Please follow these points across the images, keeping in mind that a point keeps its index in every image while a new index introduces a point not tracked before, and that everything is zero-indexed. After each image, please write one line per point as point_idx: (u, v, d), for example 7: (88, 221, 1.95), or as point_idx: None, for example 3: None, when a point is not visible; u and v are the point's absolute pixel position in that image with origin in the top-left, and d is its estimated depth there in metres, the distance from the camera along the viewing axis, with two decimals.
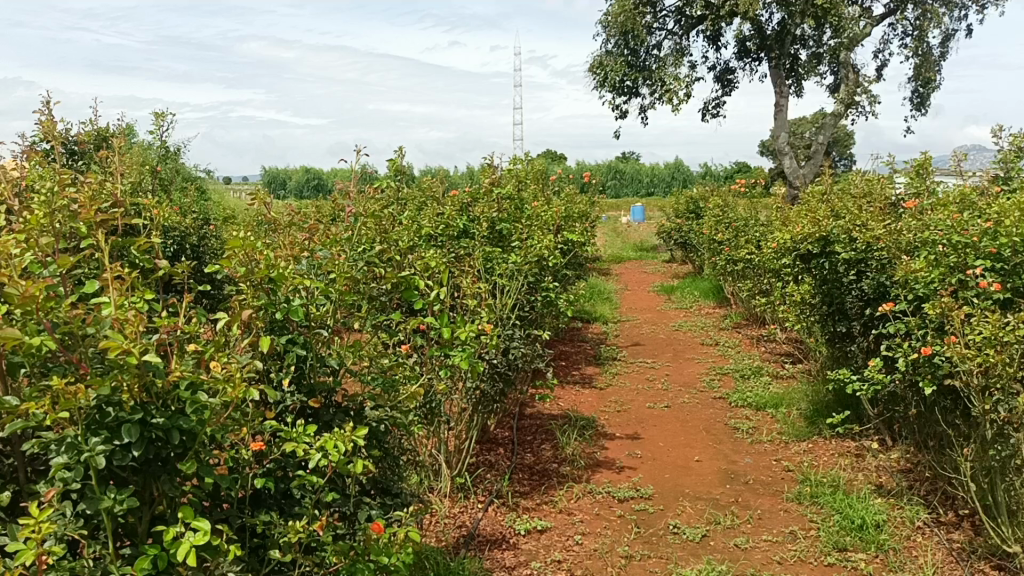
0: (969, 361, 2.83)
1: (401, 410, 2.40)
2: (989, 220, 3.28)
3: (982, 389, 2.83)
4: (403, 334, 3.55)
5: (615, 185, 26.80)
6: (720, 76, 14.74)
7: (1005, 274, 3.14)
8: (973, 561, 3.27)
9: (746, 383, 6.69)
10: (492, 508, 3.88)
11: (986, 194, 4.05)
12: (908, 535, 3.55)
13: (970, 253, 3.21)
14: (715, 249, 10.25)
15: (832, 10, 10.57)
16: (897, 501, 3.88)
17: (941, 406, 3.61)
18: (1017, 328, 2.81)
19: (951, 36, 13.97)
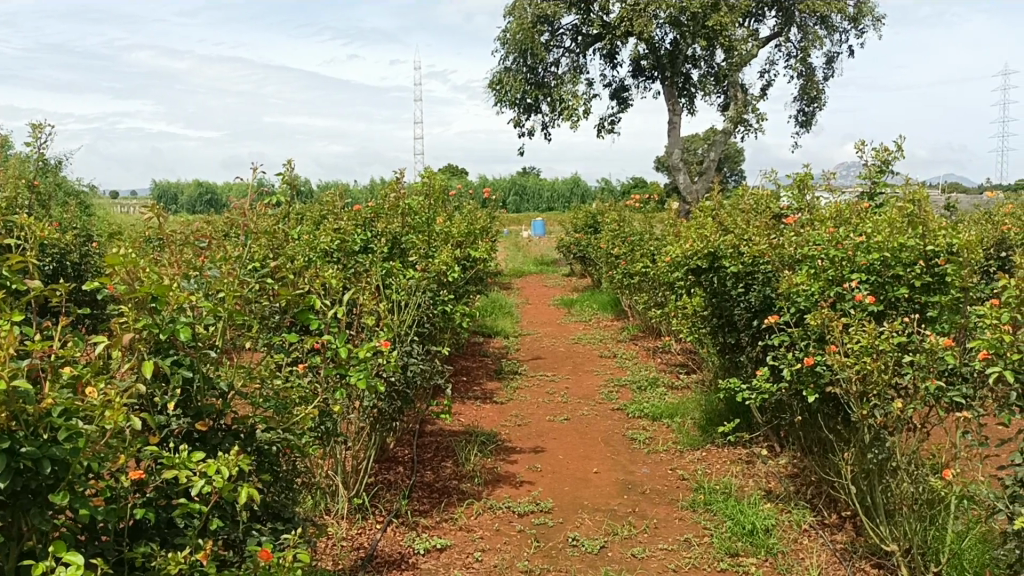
0: (848, 369, 2.95)
1: (294, 432, 2.33)
2: (864, 235, 3.45)
3: (859, 396, 2.96)
4: (297, 352, 3.47)
5: (516, 201, 27.03)
6: (616, 93, 15.14)
7: (879, 286, 3.31)
8: (855, 561, 3.43)
9: (643, 393, 6.85)
10: (390, 528, 3.83)
11: (859, 208, 4.28)
12: (795, 539, 3.69)
13: (847, 268, 3.38)
14: (612, 262, 10.47)
15: (722, 31, 10.97)
16: (785, 505, 4.03)
17: (823, 413, 3.76)
18: (892, 336, 2.95)
19: (832, 59, 14.75)
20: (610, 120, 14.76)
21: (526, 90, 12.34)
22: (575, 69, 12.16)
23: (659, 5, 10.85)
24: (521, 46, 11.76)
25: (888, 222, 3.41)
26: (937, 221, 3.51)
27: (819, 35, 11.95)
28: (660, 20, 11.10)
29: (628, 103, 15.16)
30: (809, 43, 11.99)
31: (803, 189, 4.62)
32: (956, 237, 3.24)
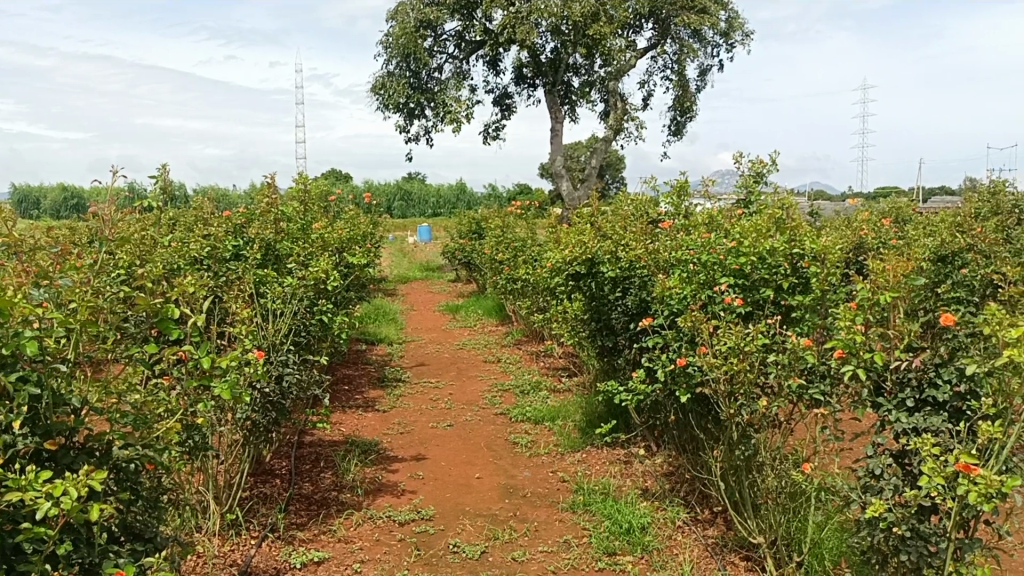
0: (717, 369, 3.05)
1: (157, 447, 2.19)
2: (732, 241, 3.60)
3: (727, 395, 3.07)
4: (163, 364, 3.30)
5: (401, 206, 26.82)
6: (499, 100, 15.31)
7: (747, 288, 3.47)
8: (725, 555, 3.55)
9: (526, 398, 6.91)
10: (266, 543, 3.71)
11: (731, 215, 4.41)
12: (669, 535, 3.78)
13: (717, 271, 3.52)
14: (496, 268, 10.54)
15: (601, 41, 11.23)
16: (660, 503, 4.13)
17: (696, 412, 3.88)
18: (757, 337, 3.05)
19: (706, 71, 15.35)
20: (495, 126, 14.87)
21: (409, 94, 12.27)
22: (459, 75, 12.19)
23: (540, 14, 11.00)
24: (404, 50, 11.69)
25: (754, 227, 3.52)
26: (797, 225, 3.62)
27: (694, 47, 12.39)
28: (542, 28, 11.27)
29: (511, 110, 15.32)
30: (685, 55, 12.42)
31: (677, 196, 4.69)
32: (816, 241, 3.35)
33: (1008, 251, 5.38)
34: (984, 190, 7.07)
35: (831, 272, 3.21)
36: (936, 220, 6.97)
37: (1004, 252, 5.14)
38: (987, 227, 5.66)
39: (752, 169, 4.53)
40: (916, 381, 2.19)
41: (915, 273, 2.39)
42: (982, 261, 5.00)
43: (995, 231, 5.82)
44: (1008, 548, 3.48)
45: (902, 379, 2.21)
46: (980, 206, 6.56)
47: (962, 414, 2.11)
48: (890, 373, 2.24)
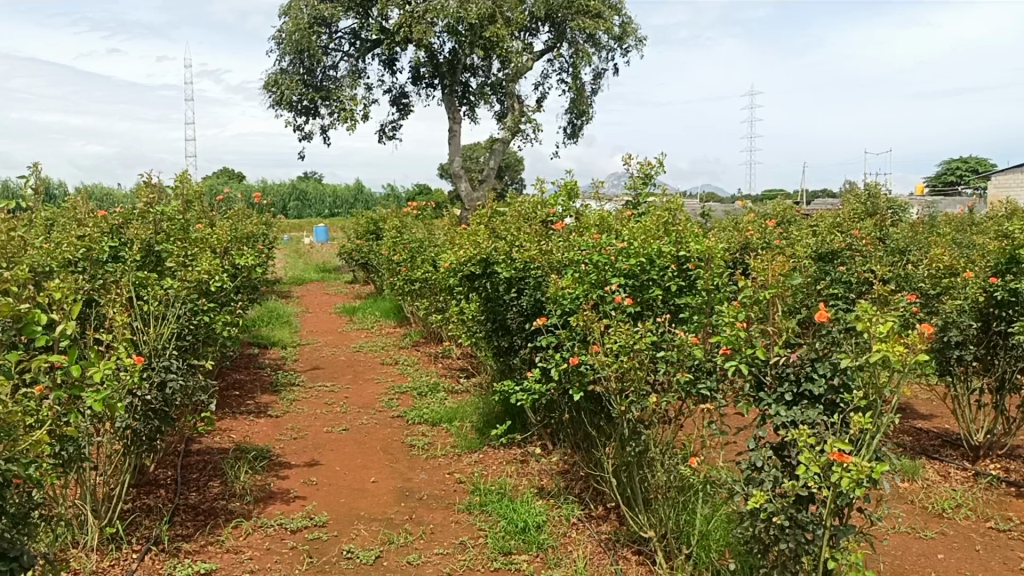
0: (608, 367, 3.08)
1: (22, 462, 2.03)
2: (622, 242, 3.62)
3: (618, 392, 3.10)
4: (31, 372, 3.09)
5: (296, 207, 26.25)
6: (396, 100, 15.17)
7: (636, 289, 3.47)
8: (618, 550, 3.60)
9: (423, 399, 6.86)
10: (148, 556, 3.54)
11: (620, 215, 4.42)
12: (564, 533, 3.81)
13: (608, 272, 3.51)
14: (393, 270, 10.43)
15: (498, 42, 11.26)
16: (555, 501, 4.16)
17: (589, 410, 3.92)
18: (646, 336, 3.09)
19: (602, 75, 15.62)
20: (392, 126, 14.73)
21: (303, 92, 12.02)
22: (354, 74, 12.02)
23: (437, 14, 10.96)
24: (297, 46, 11.46)
25: (644, 229, 3.60)
26: (687, 227, 3.74)
27: (589, 51, 12.57)
28: (438, 28, 11.23)
29: (408, 110, 15.20)
30: (580, 59, 12.59)
31: (566, 199, 4.80)
32: (702, 243, 3.46)
33: (882, 251, 5.66)
34: (860, 193, 7.43)
35: (716, 271, 3.29)
36: (817, 222, 7.28)
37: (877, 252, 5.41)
38: (863, 228, 5.94)
39: (640, 170, 4.61)
40: (795, 376, 2.26)
41: (793, 271, 2.47)
42: (858, 261, 5.25)
43: (870, 231, 6.12)
44: (881, 533, 3.66)
45: (781, 374, 2.28)
46: (856, 208, 6.89)
47: (836, 406, 2.21)
48: (771, 368, 2.31)
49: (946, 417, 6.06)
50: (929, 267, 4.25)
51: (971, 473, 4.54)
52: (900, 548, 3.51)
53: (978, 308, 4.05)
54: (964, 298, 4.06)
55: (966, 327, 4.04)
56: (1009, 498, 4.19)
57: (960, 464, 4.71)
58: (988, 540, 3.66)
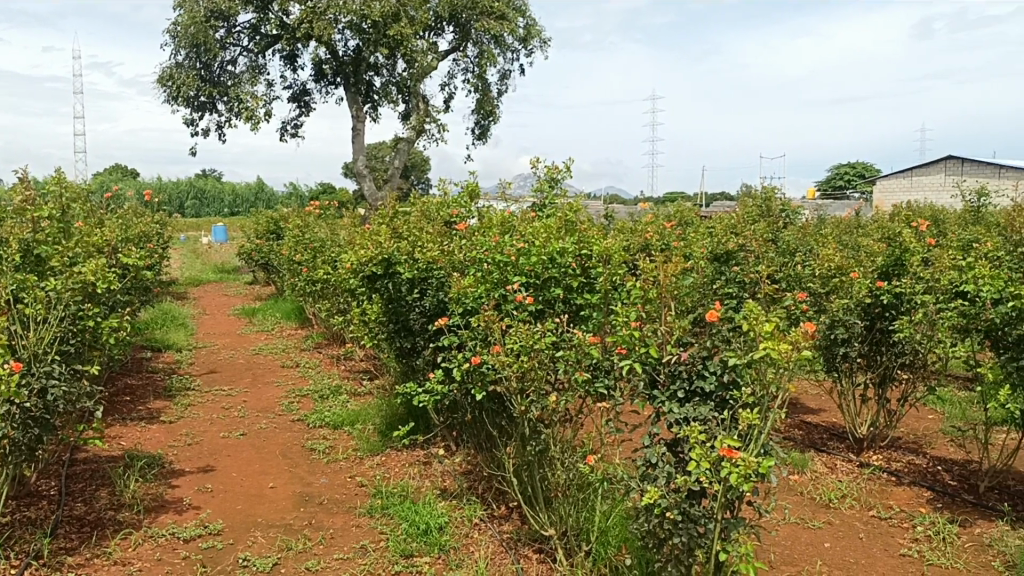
0: (509, 368, 3.05)
1: None
2: (523, 242, 3.61)
3: (518, 392, 3.09)
4: None
5: (194, 205, 25.42)
6: (297, 97, 14.88)
7: (538, 287, 3.49)
8: (519, 549, 3.61)
9: (325, 402, 6.73)
10: (28, 572, 3.35)
11: (523, 217, 4.37)
12: (466, 533, 3.79)
13: (508, 271, 3.53)
14: (294, 270, 10.21)
15: (403, 41, 11.17)
16: (457, 502, 4.14)
17: (491, 409, 3.92)
18: (547, 336, 3.09)
19: (507, 76, 15.69)
20: (293, 123, 14.44)
21: (200, 87, 11.64)
22: (254, 69, 11.73)
23: (339, 10, 10.81)
24: (193, 40, 11.09)
25: (545, 229, 3.61)
26: (587, 230, 3.73)
27: (493, 52, 12.60)
28: (340, 25, 11.08)
29: (310, 107, 14.94)
30: (485, 60, 12.60)
31: (468, 197, 4.80)
32: (601, 244, 3.50)
33: (774, 252, 5.86)
34: (755, 196, 7.67)
35: (617, 271, 3.28)
36: (714, 224, 7.48)
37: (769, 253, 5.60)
38: (756, 230, 6.14)
39: (547, 173, 4.65)
40: (686, 374, 2.31)
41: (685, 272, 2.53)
42: (751, 261, 5.42)
43: (764, 233, 6.32)
44: (772, 524, 3.78)
45: (674, 372, 2.33)
46: (751, 212, 7.11)
47: (726, 403, 2.27)
48: (664, 367, 2.35)
49: (834, 412, 6.32)
50: (818, 268, 4.40)
51: (855, 465, 4.75)
52: (790, 538, 3.64)
53: (863, 307, 4.23)
54: (849, 297, 4.24)
55: (852, 325, 4.21)
56: (890, 487, 4.40)
57: (846, 455, 4.92)
58: (870, 528, 3.83)
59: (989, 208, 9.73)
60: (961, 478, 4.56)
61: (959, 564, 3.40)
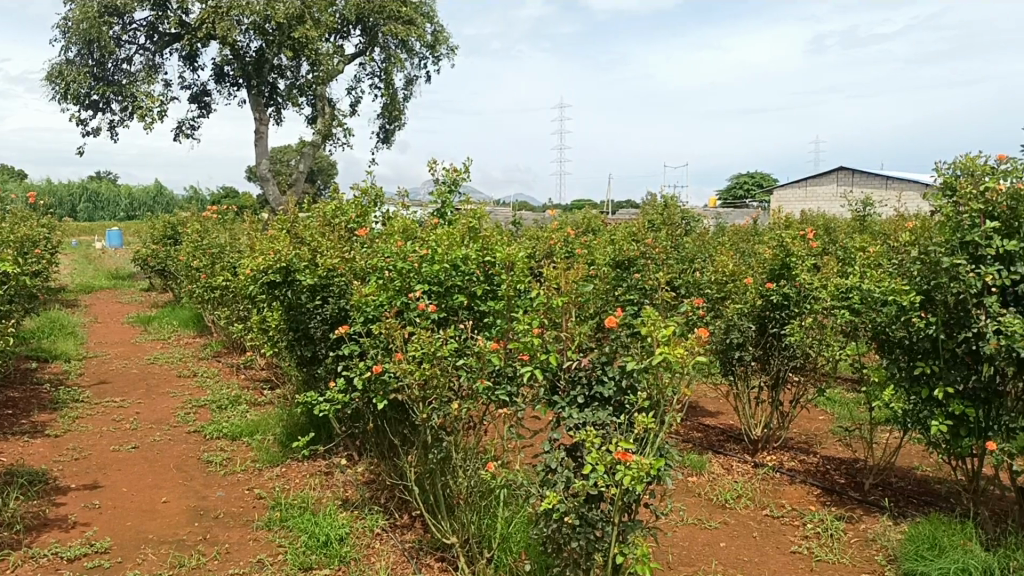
0: (411, 375, 2.88)
1: None
2: (426, 249, 3.47)
3: (420, 400, 2.95)
4: None
5: (87, 208, 24.35)
6: (197, 97, 14.45)
7: (440, 295, 3.33)
8: (421, 558, 3.58)
9: (222, 413, 6.53)
10: None
11: (427, 225, 4.29)
12: (367, 544, 3.73)
13: (412, 278, 3.36)
14: (192, 276, 9.88)
15: (308, 44, 10.96)
16: (359, 512, 4.07)
17: (392, 419, 3.89)
18: (449, 344, 2.94)
19: (414, 81, 15.62)
20: (191, 124, 14.02)
21: (93, 85, 11.15)
22: (151, 69, 11.34)
23: (241, 11, 10.55)
24: (86, 37, 10.61)
25: (448, 235, 3.44)
26: (492, 236, 3.56)
27: (400, 57, 12.50)
28: (243, 26, 10.81)
29: (210, 109, 14.53)
30: (392, 65, 12.50)
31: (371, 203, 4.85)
32: (505, 250, 3.32)
33: (674, 260, 5.98)
34: (657, 204, 7.82)
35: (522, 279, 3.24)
36: (617, 231, 7.59)
37: (669, 260, 5.71)
38: (656, 237, 6.24)
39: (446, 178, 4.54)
40: (586, 379, 2.33)
41: (585, 281, 2.59)
42: (652, 268, 5.51)
43: (664, 240, 6.45)
44: (671, 526, 3.85)
45: (573, 377, 2.35)
46: (653, 220, 7.24)
47: (623, 407, 2.28)
48: (563, 372, 2.38)
49: (731, 414, 6.50)
50: (714, 274, 4.55)
51: (750, 466, 4.89)
52: (687, 539, 3.72)
53: (756, 312, 4.39)
54: (743, 303, 4.36)
55: (745, 329, 4.37)
56: (782, 486, 4.55)
57: (740, 457, 5.07)
58: (763, 527, 3.95)
59: (874, 218, 10.20)
60: (848, 475, 4.76)
61: (845, 559, 3.53)
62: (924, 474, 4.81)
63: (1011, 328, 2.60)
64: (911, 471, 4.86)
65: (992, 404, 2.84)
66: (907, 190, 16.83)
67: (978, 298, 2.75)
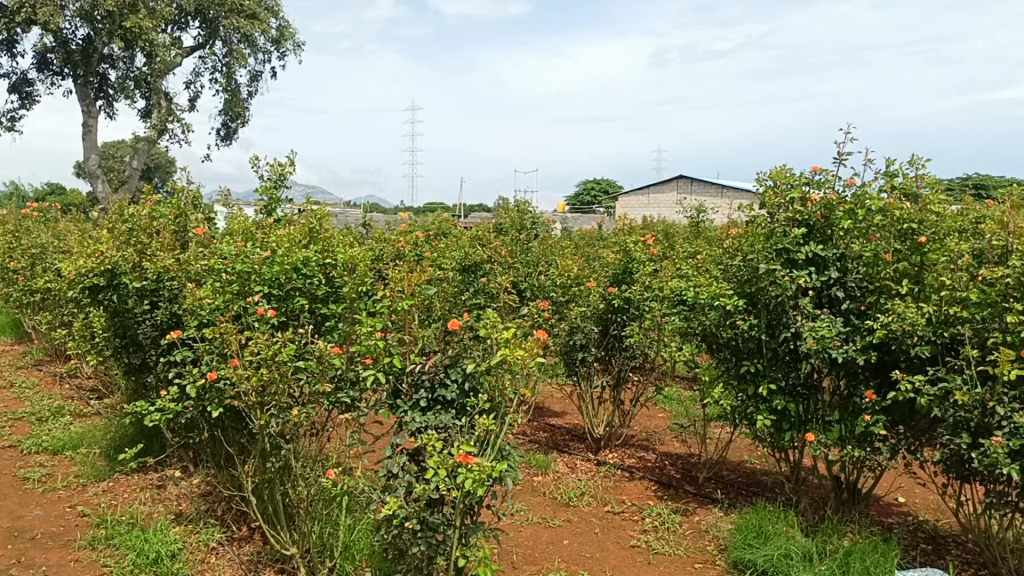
0: (247, 381, 2.60)
1: None
2: (267, 250, 3.16)
3: (256, 406, 2.66)
4: None
5: None
6: (16, 86, 13.37)
7: (280, 299, 3.05)
8: (260, 571, 3.43)
9: (43, 426, 6.05)
10: None
11: (265, 225, 4.06)
12: (202, 559, 3.53)
13: (252, 281, 3.01)
14: (10, 279, 9.11)
15: (141, 34, 10.32)
16: (192, 526, 3.83)
17: (226, 427, 3.69)
18: (288, 348, 2.66)
19: (258, 77, 15.09)
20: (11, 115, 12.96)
21: None
22: None
23: None
24: None
25: (288, 239, 3.22)
26: (334, 238, 3.41)
27: (243, 52, 12.02)
28: (68, 12, 10.06)
29: (32, 99, 13.48)
30: (234, 60, 12.00)
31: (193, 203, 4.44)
32: (348, 252, 3.17)
33: (521, 263, 6.01)
34: (506, 207, 7.85)
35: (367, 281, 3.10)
36: (467, 233, 7.58)
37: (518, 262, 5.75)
38: (504, 240, 6.25)
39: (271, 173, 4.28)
40: (429, 383, 2.22)
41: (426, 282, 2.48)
42: (498, 272, 5.52)
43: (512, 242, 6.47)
44: (515, 527, 3.88)
45: (417, 381, 2.21)
46: (501, 224, 7.27)
47: (465, 410, 2.22)
48: (407, 376, 2.22)
49: (576, 414, 6.64)
50: (559, 277, 4.60)
51: (594, 463, 5.01)
52: (531, 539, 3.75)
53: (599, 314, 4.47)
54: (586, 305, 4.45)
55: (588, 331, 4.45)
56: (624, 483, 4.68)
57: (584, 455, 5.18)
58: (605, 523, 4.05)
59: (709, 223, 10.70)
60: (684, 470, 4.96)
61: (680, 550, 3.66)
62: (752, 466, 5.08)
63: (823, 330, 2.75)
64: (741, 464, 5.12)
65: (810, 399, 3.03)
66: (742, 199, 17.85)
67: (794, 300, 2.90)
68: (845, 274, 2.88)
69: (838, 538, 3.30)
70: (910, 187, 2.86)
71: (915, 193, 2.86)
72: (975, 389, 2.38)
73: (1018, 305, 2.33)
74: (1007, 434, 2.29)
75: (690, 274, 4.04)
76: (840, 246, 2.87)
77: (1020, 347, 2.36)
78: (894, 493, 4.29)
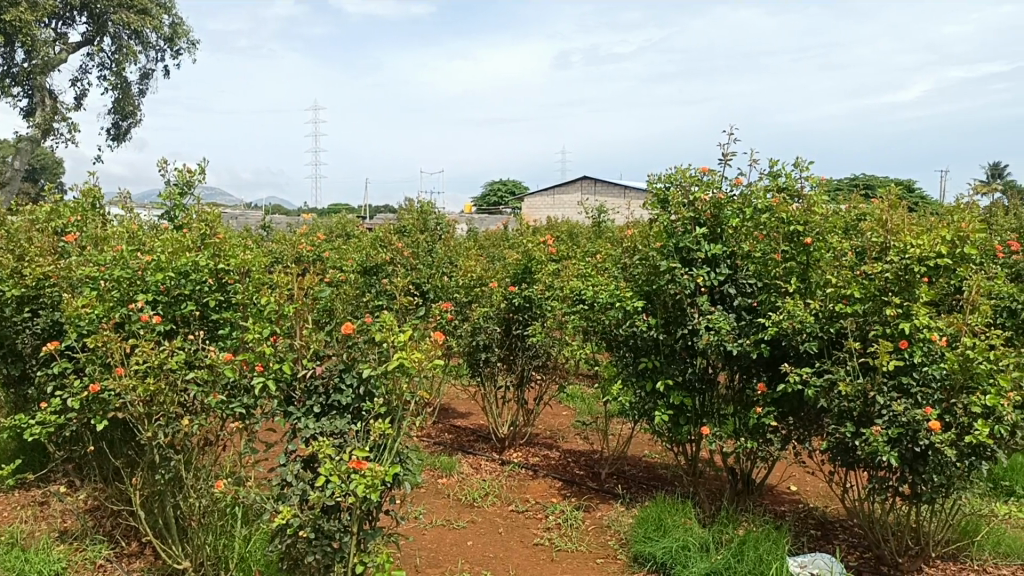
0: (132, 393, 2.43)
1: None
2: (152, 254, 2.93)
3: (144, 416, 2.50)
4: None
5: None
6: None
7: (167, 305, 2.82)
8: None
9: None
10: None
11: (152, 228, 3.86)
12: None
13: (135, 288, 2.79)
14: None
15: (23, 29, 9.79)
16: (77, 544, 3.63)
17: (113, 439, 3.50)
18: (174, 356, 2.50)
19: (151, 75, 14.51)
20: None
21: None
22: None
23: None
24: None
25: (174, 240, 2.94)
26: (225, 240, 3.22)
27: (134, 49, 11.54)
28: None
29: None
30: (125, 57, 11.50)
31: (80, 205, 4.23)
32: (238, 255, 2.99)
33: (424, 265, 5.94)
34: (409, 208, 7.76)
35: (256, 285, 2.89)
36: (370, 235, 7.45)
37: (421, 264, 5.69)
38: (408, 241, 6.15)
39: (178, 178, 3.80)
40: (322, 388, 2.11)
41: (319, 286, 2.40)
42: (400, 273, 5.44)
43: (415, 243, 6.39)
44: (418, 531, 3.83)
45: (309, 387, 2.11)
46: (404, 225, 7.17)
47: (360, 415, 2.10)
48: (298, 382, 2.11)
49: (481, 414, 6.63)
50: (462, 278, 4.59)
51: (499, 463, 5.00)
52: (435, 542, 3.72)
53: (501, 314, 4.46)
54: (489, 305, 4.42)
55: (491, 331, 4.44)
56: (528, 481, 4.69)
57: (489, 455, 5.17)
58: (509, 522, 4.05)
59: (611, 223, 10.86)
60: (587, 466, 5.01)
61: (582, 546, 3.69)
62: (652, 461, 5.17)
63: (719, 325, 2.84)
64: (641, 459, 5.20)
65: (706, 394, 3.11)
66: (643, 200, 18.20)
67: (690, 298, 2.96)
68: (735, 272, 2.96)
69: (734, 527, 3.37)
70: (795, 188, 2.90)
71: (800, 193, 2.90)
72: (857, 380, 2.47)
73: (895, 298, 2.44)
74: (886, 422, 2.39)
75: (589, 273, 4.06)
76: (730, 244, 2.95)
77: (897, 339, 2.46)
78: (786, 482, 4.46)
